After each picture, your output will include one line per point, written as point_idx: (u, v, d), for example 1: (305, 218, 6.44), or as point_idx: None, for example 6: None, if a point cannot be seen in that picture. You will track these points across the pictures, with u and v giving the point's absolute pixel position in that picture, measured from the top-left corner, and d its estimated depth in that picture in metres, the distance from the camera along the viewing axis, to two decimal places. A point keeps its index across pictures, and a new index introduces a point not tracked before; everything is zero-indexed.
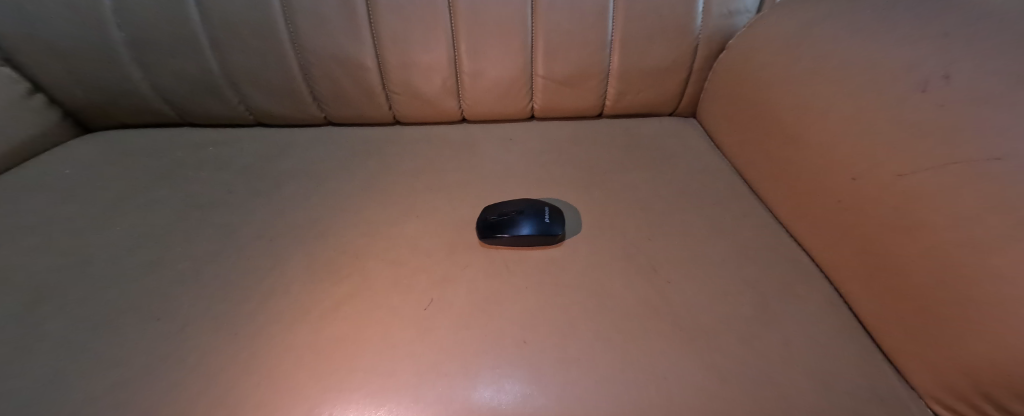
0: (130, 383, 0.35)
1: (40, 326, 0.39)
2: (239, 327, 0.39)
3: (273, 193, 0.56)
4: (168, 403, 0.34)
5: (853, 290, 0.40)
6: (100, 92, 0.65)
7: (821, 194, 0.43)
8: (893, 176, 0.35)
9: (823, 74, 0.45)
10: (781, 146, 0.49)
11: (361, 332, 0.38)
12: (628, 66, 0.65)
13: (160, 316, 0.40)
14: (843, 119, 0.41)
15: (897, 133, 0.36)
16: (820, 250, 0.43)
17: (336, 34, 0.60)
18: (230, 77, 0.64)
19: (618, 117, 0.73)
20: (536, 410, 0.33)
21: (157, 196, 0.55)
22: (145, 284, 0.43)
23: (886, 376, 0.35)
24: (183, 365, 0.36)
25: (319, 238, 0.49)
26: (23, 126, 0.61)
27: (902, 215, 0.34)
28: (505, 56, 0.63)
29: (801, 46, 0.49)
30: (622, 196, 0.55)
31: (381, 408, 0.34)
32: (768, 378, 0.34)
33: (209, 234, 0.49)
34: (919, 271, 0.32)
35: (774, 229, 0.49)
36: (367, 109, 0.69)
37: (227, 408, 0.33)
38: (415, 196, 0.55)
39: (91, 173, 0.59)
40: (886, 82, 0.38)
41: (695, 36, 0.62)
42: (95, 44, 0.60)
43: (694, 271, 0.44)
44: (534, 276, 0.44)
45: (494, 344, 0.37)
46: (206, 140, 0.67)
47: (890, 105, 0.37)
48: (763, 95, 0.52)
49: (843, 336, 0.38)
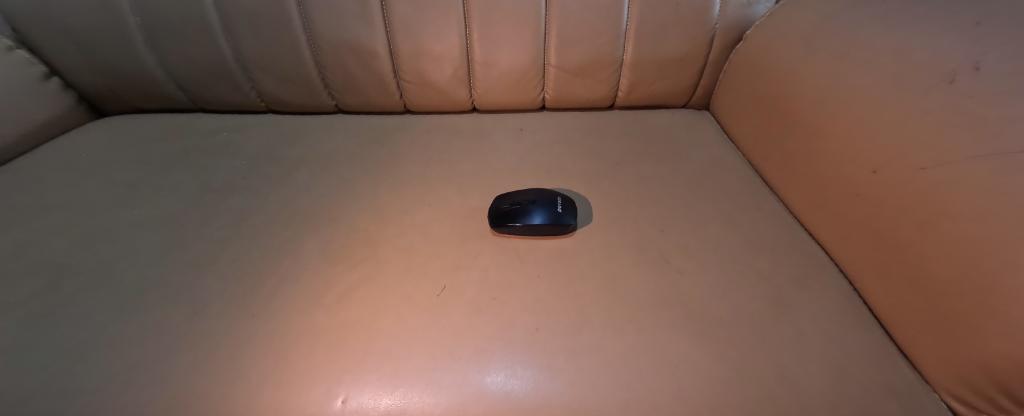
0: (154, 361, 0.36)
1: (65, 305, 0.40)
2: (255, 309, 0.40)
3: (286, 179, 0.56)
4: (191, 380, 0.35)
5: (867, 283, 0.39)
6: (114, 77, 0.66)
7: (838, 187, 0.42)
8: (914, 170, 0.34)
9: (844, 65, 0.44)
10: (798, 139, 0.48)
11: (375, 317, 0.39)
12: (642, 56, 0.64)
13: (180, 297, 0.41)
14: (864, 112, 0.40)
15: (920, 126, 0.35)
16: (835, 244, 0.43)
17: (348, 20, 0.59)
18: (242, 63, 0.64)
19: (630, 108, 0.72)
20: (547, 395, 0.34)
21: (173, 181, 0.56)
22: (163, 266, 0.44)
23: (900, 370, 0.35)
24: (203, 345, 0.37)
25: (332, 224, 0.49)
26: (41, 109, 0.62)
27: (922, 209, 0.33)
28: (518, 45, 0.62)
29: (823, 37, 0.48)
30: (634, 188, 0.54)
31: (396, 390, 0.35)
32: (780, 369, 0.35)
33: (224, 219, 0.50)
34: (938, 266, 0.32)
35: (787, 223, 0.49)
36: (378, 97, 0.69)
37: (248, 387, 0.34)
38: (427, 184, 0.55)
39: (108, 157, 0.60)
40: (912, 73, 0.38)
41: (712, 26, 0.61)
42: (109, 28, 0.60)
43: (706, 263, 0.44)
44: (545, 265, 0.44)
45: (506, 330, 0.38)
46: (219, 126, 0.68)
47: (915, 97, 0.36)
48: (781, 86, 0.52)
49: (857, 330, 0.38)
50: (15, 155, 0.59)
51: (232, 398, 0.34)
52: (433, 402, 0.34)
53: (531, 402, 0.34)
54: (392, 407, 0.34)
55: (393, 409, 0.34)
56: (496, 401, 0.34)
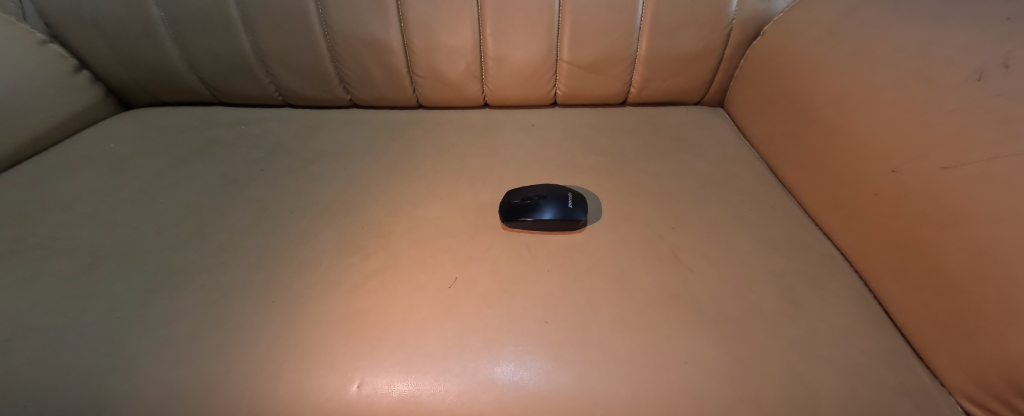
0: (178, 344, 0.38)
1: (100, 285, 0.42)
2: (276, 295, 0.41)
3: (303, 170, 0.58)
4: (215, 362, 0.36)
5: (883, 283, 0.39)
6: (139, 71, 0.68)
7: (856, 186, 0.41)
8: (936, 169, 0.34)
9: (866, 62, 0.43)
10: (817, 136, 0.47)
11: (389, 305, 0.40)
12: (656, 52, 0.63)
13: (205, 282, 0.43)
14: (887, 109, 0.39)
15: (945, 123, 0.34)
16: (852, 245, 0.43)
17: (364, 15, 0.60)
18: (261, 57, 0.66)
19: (642, 104, 0.72)
20: (557, 386, 0.35)
21: (194, 171, 0.58)
22: (187, 252, 0.46)
23: (915, 371, 0.34)
24: (227, 329, 0.39)
25: (348, 216, 0.50)
26: (74, 99, 0.65)
27: (942, 209, 0.33)
28: (531, 40, 0.62)
29: (845, 32, 0.47)
30: (646, 184, 0.54)
31: (409, 376, 0.36)
32: (789, 366, 0.35)
33: (244, 208, 0.52)
34: (957, 267, 0.31)
35: (802, 221, 0.48)
36: (392, 92, 0.70)
37: (267, 369, 0.36)
38: (439, 178, 0.56)
39: (136, 148, 0.62)
40: (937, 71, 0.37)
41: (729, 21, 0.60)
42: (136, 23, 0.62)
43: (717, 261, 0.44)
44: (556, 259, 0.44)
45: (517, 322, 0.38)
46: (240, 118, 0.69)
47: (940, 95, 0.35)
48: (800, 83, 0.51)
49: (872, 330, 0.37)
50: (42, 148, 0.61)
51: (255, 380, 0.36)
52: (445, 389, 0.35)
53: (540, 393, 0.35)
54: (406, 392, 0.35)
55: (406, 394, 0.35)
56: (505, 390, 0.35)
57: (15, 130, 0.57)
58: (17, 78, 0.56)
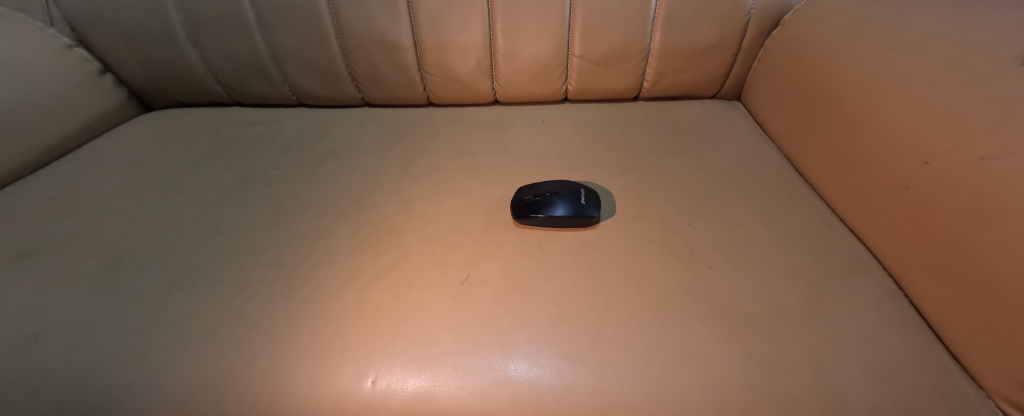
0: (197, 339, 0.38)
1: (125, 281, 0.44)
2: (292, 291, 0.42)
3: (318, 168, 0.58)
4: (232, 356, 0.37)
5: (914, 281, 0.37)
6: (160, 73, 0.70)
7: (885, 180, 0.40)
8: (974, 161, 0.32)
9: (895, 52, 0.41)
10: (842, 128, 0.45)
11: (400, 302, 0.40)
12: (671, 45, 0.62)
13: (223, 279, 0.43)
14: (919, 98, 0.37)
15: (983, 112, 0.32)
16: (880, 241, 0.41)
17: (376, 13, 0.60)
18: (274, 57, 0.66)
19: (656, 99, 0.71)
20: (570, 384, 0.34)
21: (213, 170, 0.59)
22: (207, 249, 0.47)
23: (951, 373, 0.33)
24: (244, 324, 0.39)
25: (361, 213, 0.50)
26: (100, 101, 0.67)
27: (980, 203, 0.31)
28: (542, 36, 0.61)
29: (872, 20, 0.45)
30: (661, 179, 0.53)
31: (422, 373, 0.36)
32: (813, 365, 0.34)
33: (260, 206, 0.53)
34: (996, 264, 0.29)
35: (826, 217, 0.47)
36: (403, 90, 0.70)
37: (282, 364, 0.36)
38: (451, 175, 0.56)
39: (158, 148, 0.64)
40: (975, 58, 0.35)
41: (747, 12, 0.58)
42: (156, 26, 0.63)
43: (736, 258, 0.42)
44: (568, 256, 0.44)
45: (530, 319, 0.38)
46: (256, 118, 0.71)
47: (978, 82, 0.33)
48: (823, 74, 0.49)
49: (902, 329, 0.36)
50: (60, 154, 0.62)
51: (269, 376, 0.36)
52: (458, 386, 0.35)
53: (554, 390, 0.34)
54: (419, 389, 0.35)
55: (419, 390, 0.35)
56: (518, 387, 0.35)
57: (33, 136, 0.58)
58: (33, 83, 0.57)
